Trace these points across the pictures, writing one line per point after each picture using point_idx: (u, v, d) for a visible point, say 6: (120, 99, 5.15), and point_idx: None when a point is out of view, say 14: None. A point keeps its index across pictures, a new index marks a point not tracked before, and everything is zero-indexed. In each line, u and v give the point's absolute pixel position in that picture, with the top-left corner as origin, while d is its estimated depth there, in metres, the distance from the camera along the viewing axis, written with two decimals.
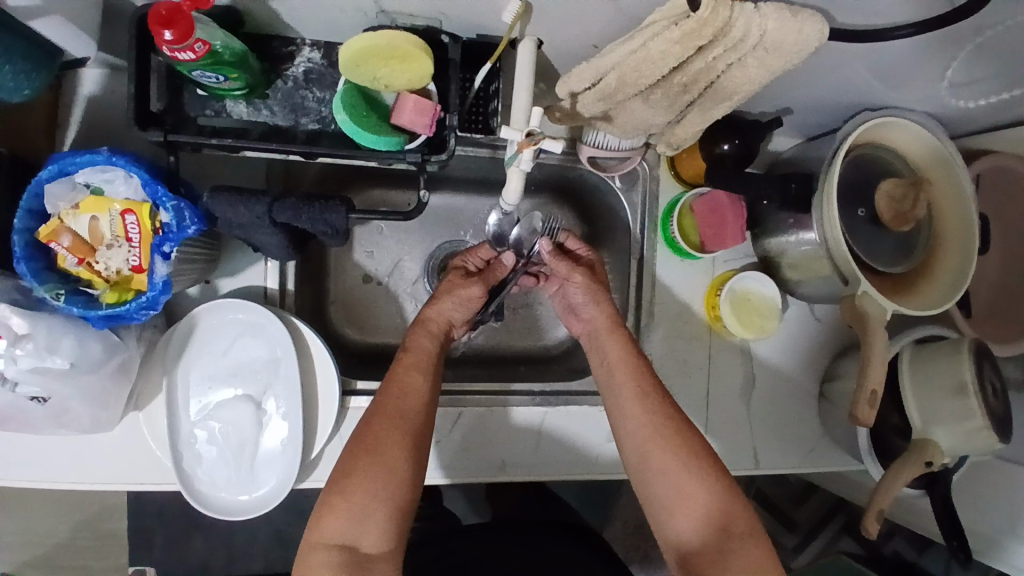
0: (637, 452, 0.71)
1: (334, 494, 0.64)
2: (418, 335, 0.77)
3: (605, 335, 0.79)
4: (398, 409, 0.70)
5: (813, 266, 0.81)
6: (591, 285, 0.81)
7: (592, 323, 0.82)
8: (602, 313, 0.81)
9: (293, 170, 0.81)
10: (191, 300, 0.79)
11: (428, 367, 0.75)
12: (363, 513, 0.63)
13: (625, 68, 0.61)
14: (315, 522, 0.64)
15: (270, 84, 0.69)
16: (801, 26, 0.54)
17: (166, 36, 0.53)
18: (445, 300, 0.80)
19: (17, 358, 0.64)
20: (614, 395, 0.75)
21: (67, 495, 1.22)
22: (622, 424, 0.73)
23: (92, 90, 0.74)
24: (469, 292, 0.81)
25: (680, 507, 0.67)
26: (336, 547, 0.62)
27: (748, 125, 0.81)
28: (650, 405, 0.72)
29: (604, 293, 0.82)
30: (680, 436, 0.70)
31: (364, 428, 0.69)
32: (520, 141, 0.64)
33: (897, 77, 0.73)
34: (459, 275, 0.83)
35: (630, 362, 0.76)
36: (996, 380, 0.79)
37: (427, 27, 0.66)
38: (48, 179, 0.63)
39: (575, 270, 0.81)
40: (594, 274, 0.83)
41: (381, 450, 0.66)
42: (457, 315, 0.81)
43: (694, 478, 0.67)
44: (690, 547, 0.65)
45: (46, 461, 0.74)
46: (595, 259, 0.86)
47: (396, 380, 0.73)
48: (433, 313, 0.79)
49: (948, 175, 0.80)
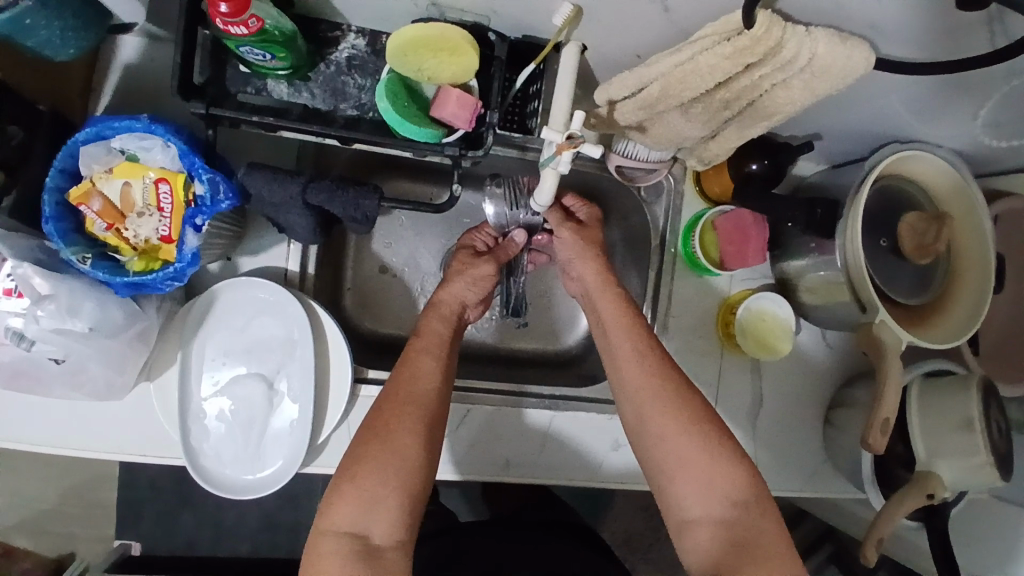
0: (635, 414, 0.71)
1: (344, 481, 0.64)
2: (430, 320, 0.77)
3: (598, 293, 0.80)
4: (409, 395, 0.69)
5: (830, 292, 0.81)
6: (580, 245, 0.82)
7: (583, 281, 0.82)
8: (592, 271, 0.81)
9: (324, 154, 0.81)
10: (212, 276, 0.79)
11: (440, 351, 0.74)
12: (374, 500, 0.63)
13: (670, 79, 0.61)
14: (325, 510, 0.63)
15: (313, 67, 0.69)
16: (849, 52, 0.54)
17: (222, 9, 0.53)
18: (458, 281, 0.81)
19: (38, 318, 0.63)
20: (614, 360, 0.76)
21: (59, 460, 1.20)
22: (625, 390, 0.73)
23: (131, 57, 0.73)
24: (480, 271, 0.82)
25: (682, 477, 0.67)
26: (347, 535, 0.61)
27: (780, 146, 0.82)
28: (649, 367, 0.72)
29: (592, 250, 0.82)
30: (679, 398, 0.70)
31: (376, 414, 0.68)
32: (559, 143, 0.65)
33: (929, 111, 0.74)
34: (467, 254, 0.84)
35: (628, 322, 0.76)
36: (1001, 419, 0.80)
37: (475, 24, 0.67)
38: (84, 142, 0.63)
39: (564, 225, 0.83)
40: (585, 231, 0.84)
41: (392, 437, 0.66)
42: (469, 296, 0.81)
43: (694, 443, 0.67)
44: (693, 516, 0.65)
45: (50, 425, 0.73)
46: (589, 216, 0.86)
47: (408, 364, 0.72)
48: (446, 297, 0.80)
49: (970, 213, 0.81)
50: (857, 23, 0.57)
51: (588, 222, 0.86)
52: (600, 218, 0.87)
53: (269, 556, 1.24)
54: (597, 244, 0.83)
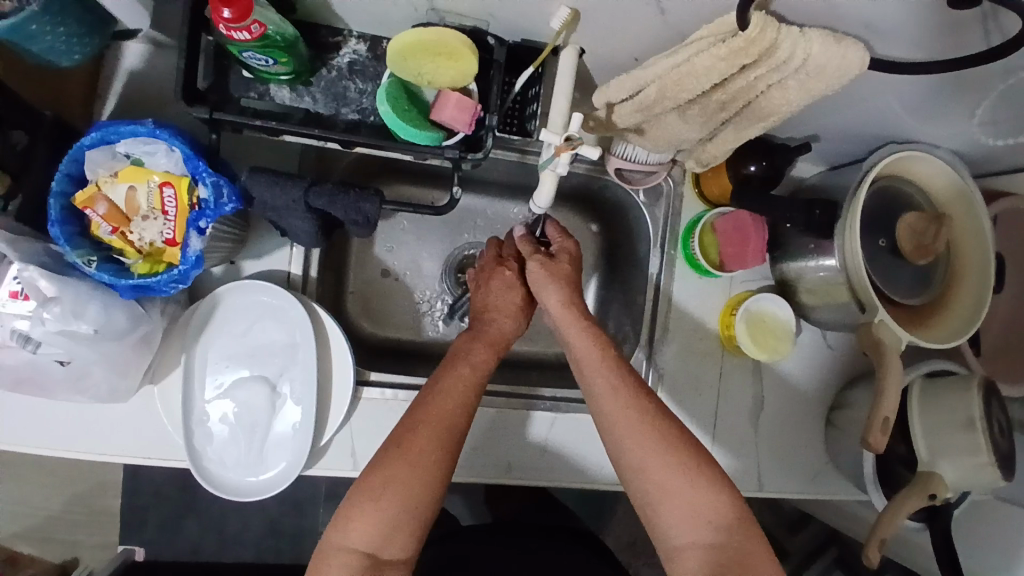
0: (615, 446, 0.69)
1: (363, 500, 0.64)
2: (476, 345, 0.74)
3: (567, 325, 0.75)
4: (443, 422, 0.68)
5: (831, 293, 0.82)
6: (543, 277, 0.75)
7: (548, 312, 0.76)
8: (557, 303, 0.75)
9: (327, 158, 0.82)
10: (215, 280, 0.80)
11: (478, 379, 0.72)
12: (394, 524, 0.63)
13: (666, 81, 0.62)
14: (341, 525, 0.64)
15: (314, 72, 0.71)
16: (843, 52, 0.55)
17: (224, 14, 0.54)
18: (509, 317, 0.77)
19: (44, 321, 0.64)
20: (590, 392, 0.72)
21: (64, 466, 1.21)
22: (603, 421, 0.71)
23: (134, 64, 0.74)
24: (526, 304, 0.79)
25: (667, 504, 0.66)
26: (361, 553, 0.62)
27: (777, 148, 0.83)
28: (624, 400, 0.69)
29: (559, 282, 0.75)
30: (655, 429, 0.68)
31: (403, 433, 0.67)
32: (558, 145, 0.66)
33: (926, 111, 0.75)
34: (493, 262, 0.79)
35: (600, 355, 0.72)
36: (1003, 418, 0.80)
37: (474, 28, 0.68)
38: (89, 146, 0.64)
39: (531, 255, 0.77)
40: (552, 263, 0.77)
41: (420, 462, 0.65)
42: (516, 330, 0.79)
43: (677, 473, 0.66)
44: (683, 542, 0.66)
45: (54, 428, 0.74)
46: (567, 247, 0.79)
47: (442, 390, 0.70)
48: (496, 329, 0.76)
49: (969, 213, 0.81)
50: (851, 23, 0.57)
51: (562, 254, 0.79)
52: (580, 251, 0.80)
53: (272, 562, 1.24)
54: (566, 275, 0.77)
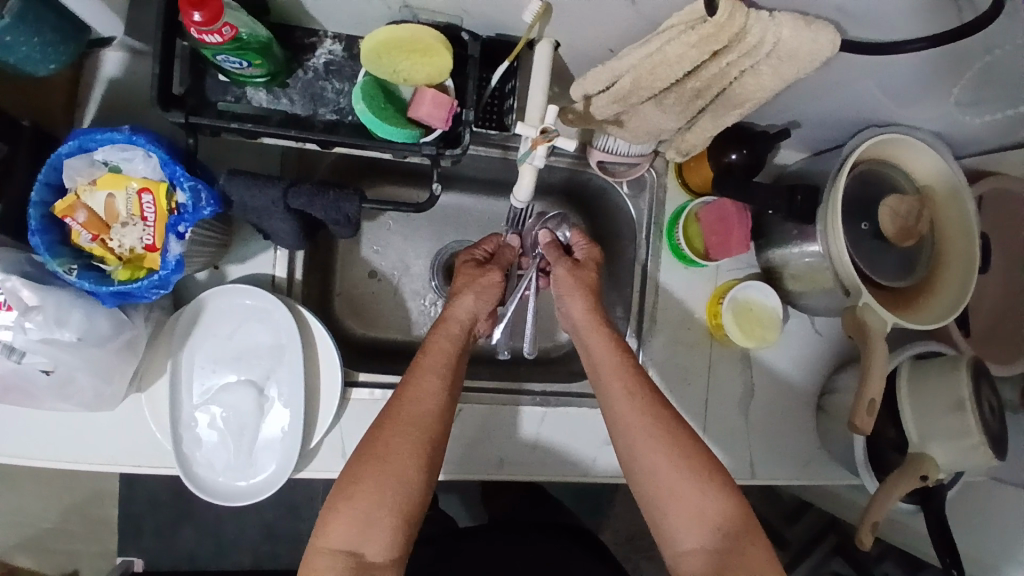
0: (627, 448, 0.71)
1: (339, 500, 0.64)
2: (437, 337, 0.74)
3: (587, 331, 0.77)
4: (411, 417, 0.68)
5: (816, 278, 0.82)
6: (571, 283, 0.79)
7: (571, 318, 0.79)
8: (581, 310, 0.78)
9: (308, 159, 0.82)
10: (199, 285, 0.80)
11: (449, 371, 0.72)
12: (371, 520, 0.63)
13: (641, 71, 0.62)
14: (321, 528, 0.64)
15: (291, 74, 0.71)
16: (814, 36, 0.55)
17: (196, 17, 0.55)
18: (466, 294, 0.77)
19: (26, 330, 0.64)
20: (604, 395, 0.74)
21: (59, 477, 1.20)
22: (615, 423, 0.72)
23: (114, 72, 0.74)
24: (488, 281, 0.78)
25: (675, 509, 0.67)
26: (343, 553, 0.62)
27: (757, 135, 0.83)
28: (639, 405, 0.71)
29: (584, 289, 0.78)
30: (670, 436, 0.69)
31: (375, 432, 0.68)
32: (535, 137, 0.67)
33: (903, 95, 0.75)
34: (471, 266, 0.80)
35: (617, 362, 0.74)
36: (993, 399, 0.80)
37: (448, 24, 0.68)
38: (67, 154, 0.64)
39: (559, 261, 0.80)
40: (579, 270, 0.80)
41: (391, 458, 0.66)
42: (480, 309, 0.77)
43: (687, 481, 0.67)
44: (686, 548, 0.66)
45: (41, 438, 0.74)
46: (589, 255, 0.82)
47: (412, 383, 0.70)
48: (455, 311, 0.76)
49: (951, 193, 0.81)
50: (824, 7, 0.57)
51: (586, 261, 0.82)
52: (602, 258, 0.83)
53: (270, 568, 1.24)
54: (592, 284, 0.79)
